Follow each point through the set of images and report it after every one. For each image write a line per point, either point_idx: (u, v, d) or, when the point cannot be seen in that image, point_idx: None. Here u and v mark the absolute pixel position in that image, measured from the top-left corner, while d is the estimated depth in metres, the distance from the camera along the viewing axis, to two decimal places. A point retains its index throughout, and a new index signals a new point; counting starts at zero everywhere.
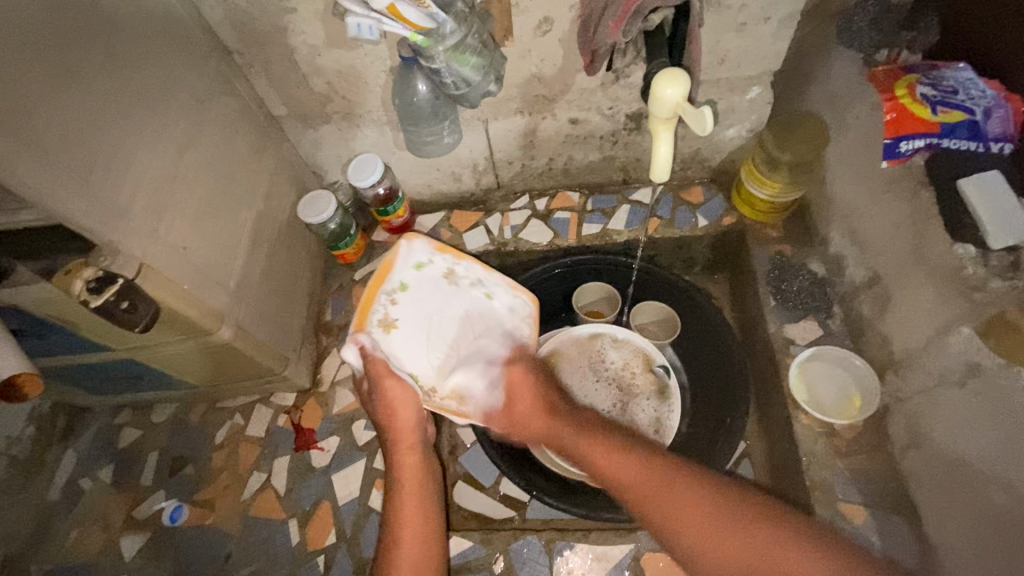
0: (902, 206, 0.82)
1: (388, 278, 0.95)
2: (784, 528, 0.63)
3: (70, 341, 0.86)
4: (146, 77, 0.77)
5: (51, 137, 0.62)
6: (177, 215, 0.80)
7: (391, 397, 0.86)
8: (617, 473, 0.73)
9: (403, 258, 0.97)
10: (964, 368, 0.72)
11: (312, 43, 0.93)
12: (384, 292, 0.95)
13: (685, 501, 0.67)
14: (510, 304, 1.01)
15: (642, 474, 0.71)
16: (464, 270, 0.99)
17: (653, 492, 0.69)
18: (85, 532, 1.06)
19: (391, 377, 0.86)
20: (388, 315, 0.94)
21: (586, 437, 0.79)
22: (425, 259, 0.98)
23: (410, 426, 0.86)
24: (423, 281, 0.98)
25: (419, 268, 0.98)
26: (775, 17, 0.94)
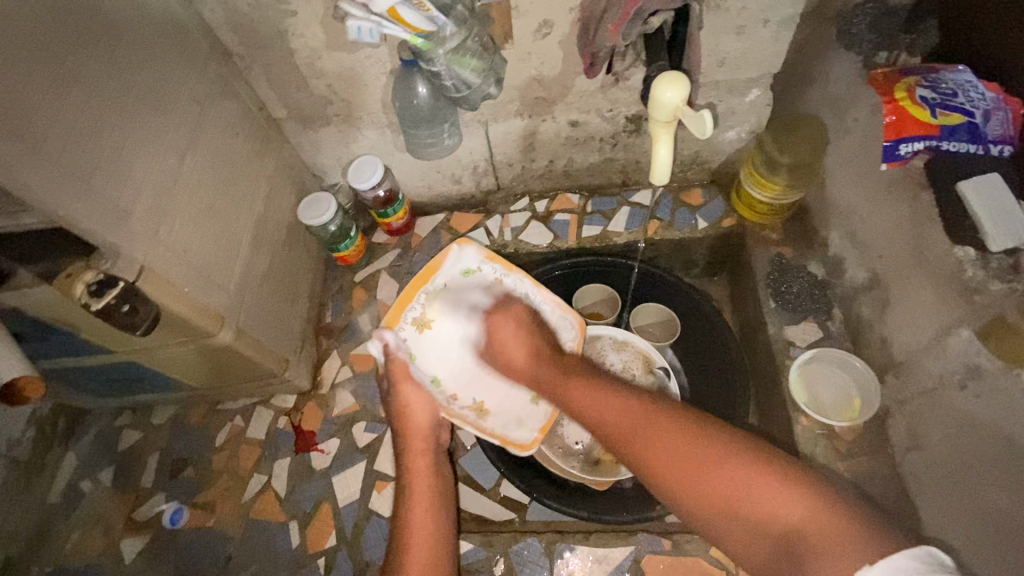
0: (901, 208, 0.82)
1: (433, 279, 1.06)
2: (778, 479, 0.61)
3: (70, 344, 0.86)
4: (145, 80, 0.77)
5: (52, 142, 0.62)
6: (178, 218, 0.80)
7: (406, 400, 0.93)
8: (597, 412, 0.76)
9: (453, 262, 1.07)
10: (964, 370, 0.72)
11: (313, 46, 0.94)
12: (426, 291, 1.06)
13: (670, 441, 0.67)
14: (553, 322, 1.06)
15: (622, 412, 0.74)
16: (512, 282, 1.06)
17: (632, 429, 0.71)
18: (86, 535, 1.06)
19: (409, 384, 0.93)
20: (424, 315, 1.05)
21: (568, 381, 0.82)
22: (473, 265, 1.07)
23: (422, 431, 0.89)
24: (466, 286, 1.06)
25: (466, 274, 1.07)
26: (774, 19, 0.94)
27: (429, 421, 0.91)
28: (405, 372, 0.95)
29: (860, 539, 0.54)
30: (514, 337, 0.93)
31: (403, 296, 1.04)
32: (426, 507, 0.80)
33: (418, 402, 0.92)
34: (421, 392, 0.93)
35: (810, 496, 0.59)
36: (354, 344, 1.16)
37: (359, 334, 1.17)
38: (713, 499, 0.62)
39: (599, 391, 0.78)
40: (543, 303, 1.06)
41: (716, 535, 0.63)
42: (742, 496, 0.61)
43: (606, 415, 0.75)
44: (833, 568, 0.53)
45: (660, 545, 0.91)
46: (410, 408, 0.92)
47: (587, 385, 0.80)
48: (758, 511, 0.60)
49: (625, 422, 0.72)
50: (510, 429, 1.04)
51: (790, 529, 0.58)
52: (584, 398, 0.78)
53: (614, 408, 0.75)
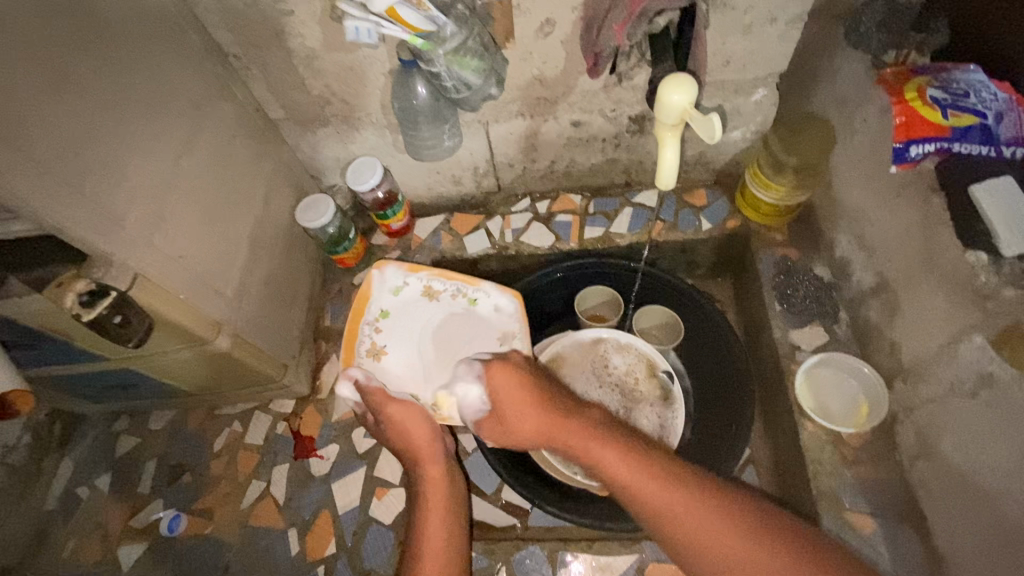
0: (911, 212, 0.80)
1: (369, 308, 1.04)
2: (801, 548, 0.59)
3: (64, 352, 0.84)
4: (139, 81, 0.75)
5: (43, 148, 0.60)
6: (174, 224, 0.79)
7: (397, 417, 0.86)
8: (626, 477, 0.68)
9: (381, 290, 1.05)
10: (976, 378, 0.70)
11: (311, 46, 0.92)
12: (367, 322, 1.03)
13: (701, 520, 0.63)
14: (497, 303, 1.04)
15: (643, 471, 0.68)
16: (441, 284, 1.06)
17: (663, 502, 0.65)
18: (84, 541, 1.05)
19: (394, 400, 0.87)
20: (375, 344, 1.01)
21: (596, 442, 0.72)
22: (400, 283, 1.06)
23: (428, 440, 0.84)
24: (402, 304, 1.05)
25: (396, 293, 1.05)
26: (782, 18, 0.92)
27: (432, 431, 0.85)
28: (385, 396, 0.88)
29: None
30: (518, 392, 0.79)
31: (346, 337, 1.01)
32: (443, 518, 0.79)
33: (408, 412, 0.86)
34: (410, 407, 0.86)
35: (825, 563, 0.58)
36: None
37: None
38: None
39: (630, 457, 0.70)
40: (480, 293, 1.05)
41: None
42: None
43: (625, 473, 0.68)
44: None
45: (665, 553, 0.90)
46: (406, 422, 0.85)
47: (610, 446, 0.71)
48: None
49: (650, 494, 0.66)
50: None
51: None
52: (617, 464, 0.69)
53: (641, 478, 0.67)
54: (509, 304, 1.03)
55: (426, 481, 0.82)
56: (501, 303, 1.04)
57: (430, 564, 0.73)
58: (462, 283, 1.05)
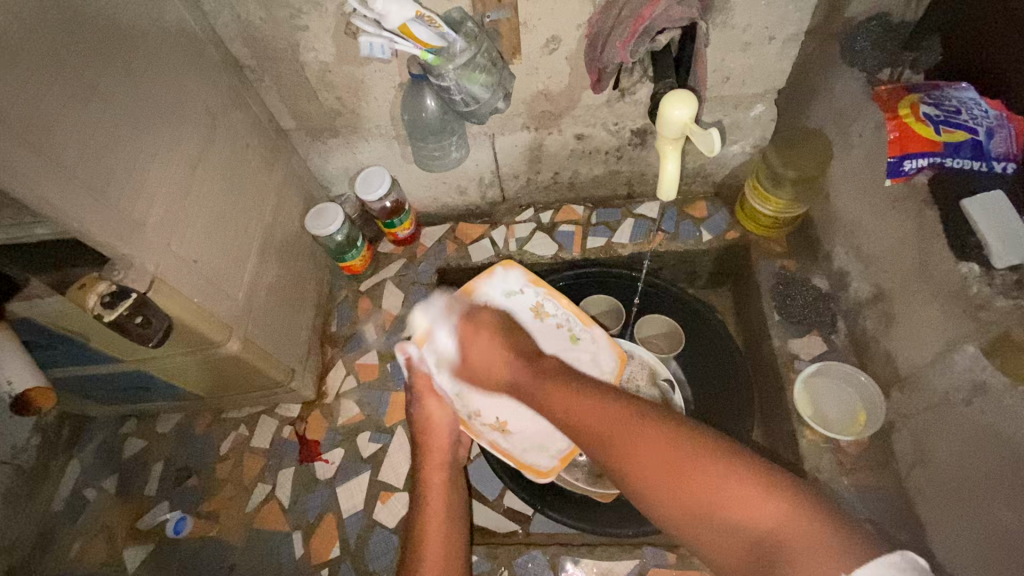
0: (905, 223, 0.83)
1: (474, 298, 1.04)
2: (756, 483, 0.57)
3: (79, 353, 0.86)
4: (158, 92, 0.78)
5: (68, 154, 0.63)
6: (190, 230, 0.81)
7: (430, 413, 0.91)
8: (567, 408, 0.74)
9: (495, 285, 1.06)
10: (970, 387, 0.72)
11: (323, 60, 0.95)
12: (468, 309, 1.04)
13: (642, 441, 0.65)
14: (594, 351, 1.04)
15: (592, 409, 0.71)
16: (552, 308, 1.05)
17: (603, 426, 0.69)
18: (90, 543, 1.06)
19: (434, 396, 0.91)
20: None
21: (546, 383, 0.80)
22: (517, 288, 1.06)
23: (442, 445, 0.88)
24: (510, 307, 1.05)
25: (509, 296, 1.06)
26: (779, 36, 0.96)
27: (449, 437, 0.89)
28: (430, 387, 0.92)
29: (832, 546, 0.51)
30: (493, 347, 0.88)
31: (442, 312, 1.02)
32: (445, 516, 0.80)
33: (439, 413, 0.90)
34: (445, 407, 0.91)
35: (779, 499, 0.56)
36: (359, 353, 1.16)
37: (364, 343, 1.17)
38: (682, 502, 0.60)
39: (574, 391, 0.75)
40: (587, 335, 1.05)
41: (687, 538, 0.60)
42: (718, 495, 0.58)
43: (578, 411, 0.73)
44: (817, 570, 0.50)
45: (665, 558, 0.91)
46: (432, 420, 0.90)
47: (555, 384, 0.78)
48: (731, 506, 0.57)
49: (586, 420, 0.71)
50: (529, 452, 0.99)
51: (766, 535, 0.54)
52: (559, 398, 0.76)
53: (602, 416, 0.70)
54: (609, 361, 1.03)
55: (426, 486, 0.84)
56: (603, 355, 1.03)
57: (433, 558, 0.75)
58: (573, 316, 1.05)
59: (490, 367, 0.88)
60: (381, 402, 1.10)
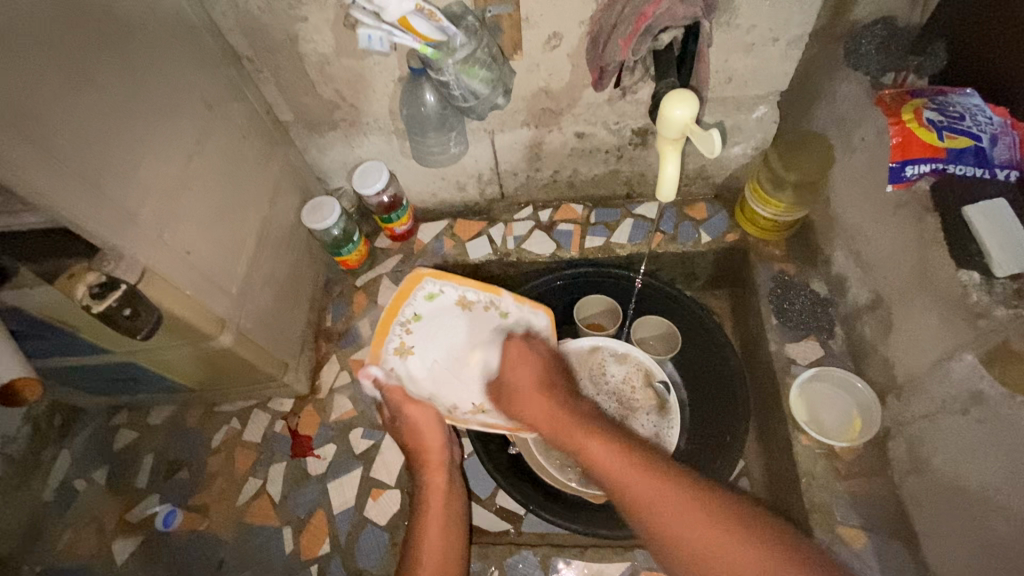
0: (907, 229, 0.82)
1: (403, 308, 1.05)
2: (797, 561, 0.60)
3: (70, 343, 0.85)
4: (155, 82, 0.76)
5: (61, 142, 0.62)
6: (184, 221, 0.80)
7: (416, 419, 0.87)
8: (608, 466, 0.72)
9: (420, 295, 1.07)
10: (967, 396, 0.72)
11: (322, 52, 0.94)
12: (399, 323, 1.04)
13: (692, 520, 0.65)
14: (526, 317, 1.06)
15: (637, 473, 0.71)
16: (474, 295, 1.07)
17: (657, 501, 0.67)
18: (79, 534, 1.05)
19: (413, 403, 0.88)
20: (404, 343, 1.03)
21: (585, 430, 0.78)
22: (435, 290, 1.07)
23: (437, 446, 0.86)
24: (435, 311, 1.06)
25: (430, 299, 1.06)
26: (784, 37, 0.95)
27: (442, 437, 0.87)
28: (407, 396, 0.89)
29: None
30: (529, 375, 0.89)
31: (378, 331, 1.03)
32: (442, 523, 0.80)
33: (422, 416, 0.87)
34: (428, 407, 0.88)
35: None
36: (354, 349, 1.15)
37: (358, 339, 1.16)
38: None
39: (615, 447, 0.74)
40: (513, 307, 1.07)
41: None
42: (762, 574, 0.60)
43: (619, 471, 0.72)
44: None
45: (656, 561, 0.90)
46: (420, 426, 0.87)
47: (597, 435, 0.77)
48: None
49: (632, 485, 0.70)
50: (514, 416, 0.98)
51: None
52: (601, 451, 0.74)
53: (647, 480, 0.69)
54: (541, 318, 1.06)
55: (427, 488, 0.84)
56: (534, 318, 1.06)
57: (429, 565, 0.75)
58: (494, 295, 1.07)
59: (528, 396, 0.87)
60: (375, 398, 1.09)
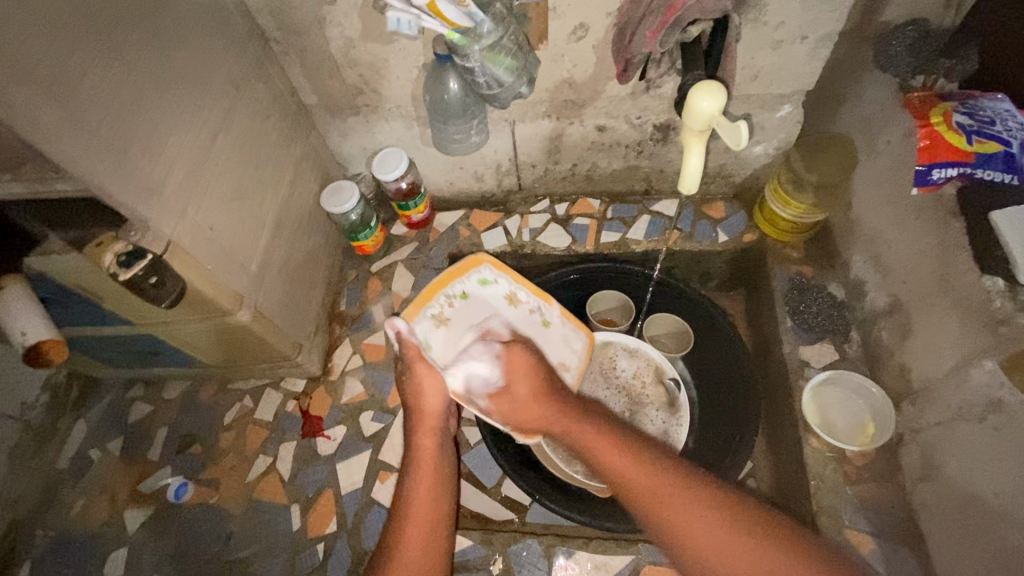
0: (930, 234, 0.81)
1: (452, 285, 0.98)
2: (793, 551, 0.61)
3: (93, 313, 0.87)
4: (184, 58, 0.77)
5: (94, 112, 0.63)
6: (207, 197, 0.81)
7: (421, 380, 0.85)
8: (613, 465, 0.69)
9: (469, 281, 1.00)
10: (985, 403, 0.71)
11: (348, 36, 0.94)
12: (446, 294, 0.98)
13: (704, 522, 0.63)
14: (565, 334, 1.01)
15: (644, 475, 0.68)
16: (526, 296, 1.01)
17: (664, 500, 0.65)
18: (91, 502, 1.07)
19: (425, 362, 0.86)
20: (442, 313, 0.96)
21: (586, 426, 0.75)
22: (490, 277, 1.01)
23: (435, 412, 0.85)
24: (483, 297, 1.00)
25: (482, 284, 1.01)
26: (813, 36, 0.94)
27: (443, 404, 0.85)
28: (420, 354, 0.86)
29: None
30: (524, 378, 0.81)
31: (424, 293, 0.96)
32: (432, 495, 0.77)
33: (432, 383, 0.85)
34: (435, 374, 0.85)
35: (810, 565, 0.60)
36: (366, 333, 1.16)
37: (372, 323, 1.17)
38: None
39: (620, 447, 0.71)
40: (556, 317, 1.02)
41: None
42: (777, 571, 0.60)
43: (626, 472, 0.68)
44: None
45: (661, 557, 0.90)
46: (424, 389, 0.85)
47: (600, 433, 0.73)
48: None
49: (653, 496, 0.65)
50: None
51: None
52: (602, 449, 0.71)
53: (655, 483, 0.67)
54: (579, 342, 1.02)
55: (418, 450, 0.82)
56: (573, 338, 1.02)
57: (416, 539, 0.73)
58: (545, 302, 1.01)
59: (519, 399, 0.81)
60: (385, 383, 1.10)
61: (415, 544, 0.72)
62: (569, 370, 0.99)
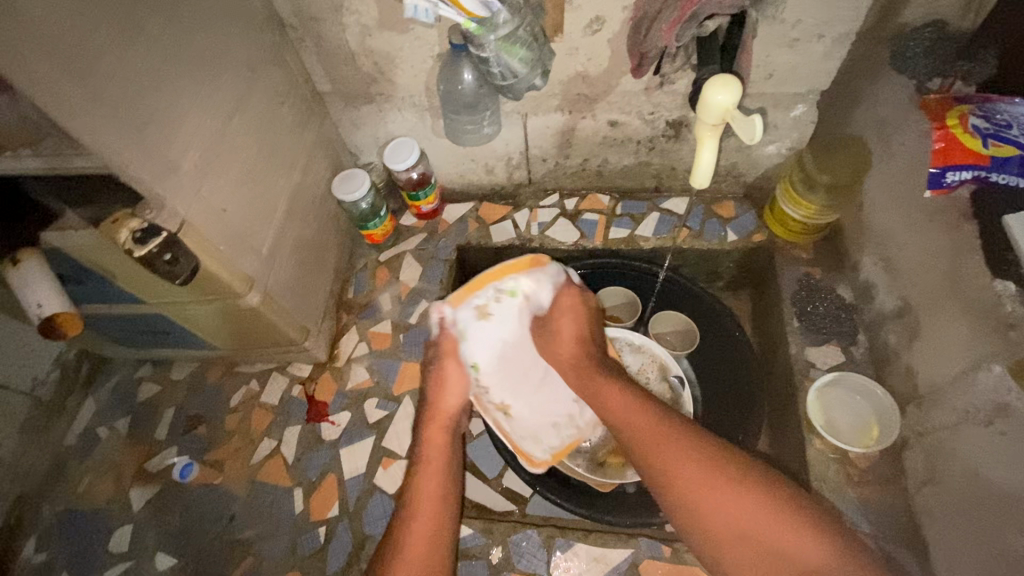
0: (942, 237, 0.80)
1: (505, 279, 0.97)
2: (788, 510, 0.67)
3: (106, 291, 0.88)
4: (203, 41, 0.78)
5: (113, 89, 0.64)
6: (221, 178, 0.82)
7: (445, 374, 0.94)
8: (629, 417, 0.80)
9: (524, 279, 0.98)
10: (992, 407, 0.70)
11: (364, 23, 0.95)
12: (496, 287, 0.97)
13: (699, 471, 0.71)
14: None
15: (650, 422, 0.78)
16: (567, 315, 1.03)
17: (660, 442, 0.75)
18: (98, 479, 1.09)
19: (455, 361, 0.95)
20: (486, 306, 0.98)
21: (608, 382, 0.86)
22: (542, 283, 0.99)
23: (450, 409, 0.92)
24: (530, 301, 0.99)
25: (538, 286, 0.99)
26: (829, 35, 0.94)
27: (458, 400, 0.94)
28: (454, 349, 0.96)
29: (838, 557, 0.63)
30: (572, 325, 0.96)
31: (473, 282, 0.96)
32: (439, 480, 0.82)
33: (455, 379, 0.94)
34: (460, 374, 0.95)
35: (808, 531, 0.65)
36: (373, 321, 1.17)
37: (378, 312, 1.18)
38: (737, 532, 0.67)
39: (635, 402, 0.81)
40: None
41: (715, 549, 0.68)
42: (763, 531, 0.66)
43: (634, 420, 0.79)
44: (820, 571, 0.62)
45: (660, 551, 0.90)
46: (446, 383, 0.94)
47: (620, 390, 0.84)
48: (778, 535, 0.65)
49: (652, 440, 0.76)
50: (524, 441, 1.03)
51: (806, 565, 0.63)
52: (619, 400, 0.83)
53: (656, 430, 0.77)
54: None
55: (429, 443, 0.87)
56: None
57: (425, 517, 0.78)
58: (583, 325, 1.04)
59: (563, 346, 0.95)
60: (390, 371, 1.11)
61: (421, 532, 0.76)
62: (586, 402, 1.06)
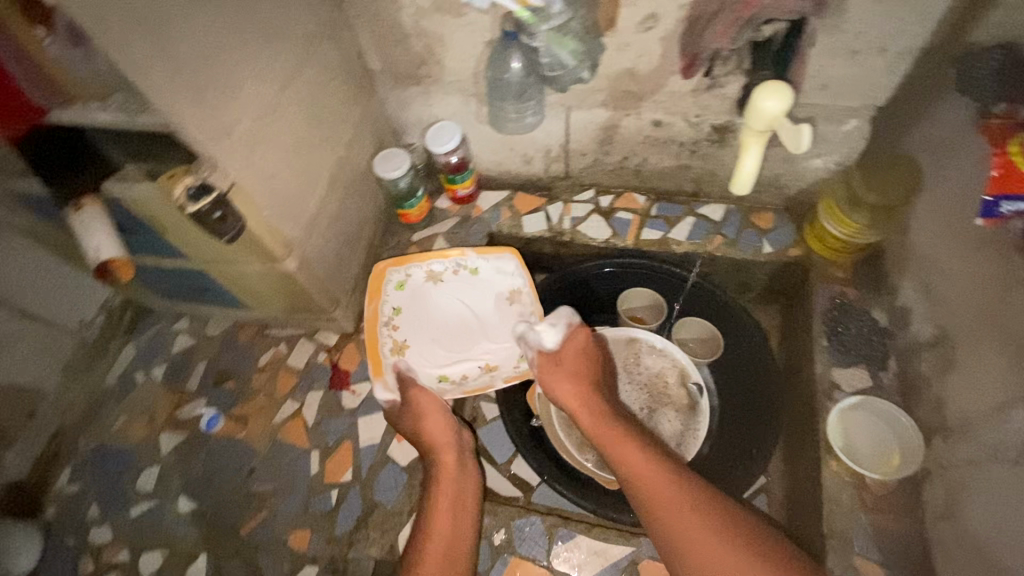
0: (989, 267, 0.78)
1: (382, 309, 1.11)
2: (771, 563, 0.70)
3: (156, 244, 0.93)
4: (264, 11, 0.81)
5: (182, 51, 0.67)
6: (271, 146, 0.85)
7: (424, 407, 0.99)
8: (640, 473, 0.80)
9: (389, 298, 1.12)
10: (1021, 446, 0.68)
11: (420, 5, 0.96)
12: (384, 323, 1.11)
13: (701, 530, 0.73)
14: (495, 267, 1.14)
15: (658, 480, 0.79)
16: (440, 266, 1.14)
17: (669, 502, 0.76)
18: (131, 421, 1.15)
19: (422, 391, 1.01)
20: (397, 341, 1.10)
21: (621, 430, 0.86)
22: (402, 277, 1.14)
23: (444, 432, 0.96)
24: (411, 293, 1.13)
25: (399, 288, 1.13)
26: (893, 49, 0.90)
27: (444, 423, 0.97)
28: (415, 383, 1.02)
29: None
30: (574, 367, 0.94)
31: (369, 344, 1.08)
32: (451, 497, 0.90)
33: (430, 405, 0.99)
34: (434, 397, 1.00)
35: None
36: None
37: None
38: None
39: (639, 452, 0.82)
40: (479, 262, 1.14)
41: None
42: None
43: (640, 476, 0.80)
44: None
45: None
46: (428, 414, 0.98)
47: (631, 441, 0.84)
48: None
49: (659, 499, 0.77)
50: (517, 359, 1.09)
51: None
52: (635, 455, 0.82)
53: (665, 486, 0.78)
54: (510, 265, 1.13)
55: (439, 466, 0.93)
56: (502, 265, 1.14)
57: (438, 544, 0.84)
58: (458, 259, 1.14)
59: (565, 388, 0.92)
60: None
61: (441, 542, 0.84)
62: (520, 292, 1.13)
